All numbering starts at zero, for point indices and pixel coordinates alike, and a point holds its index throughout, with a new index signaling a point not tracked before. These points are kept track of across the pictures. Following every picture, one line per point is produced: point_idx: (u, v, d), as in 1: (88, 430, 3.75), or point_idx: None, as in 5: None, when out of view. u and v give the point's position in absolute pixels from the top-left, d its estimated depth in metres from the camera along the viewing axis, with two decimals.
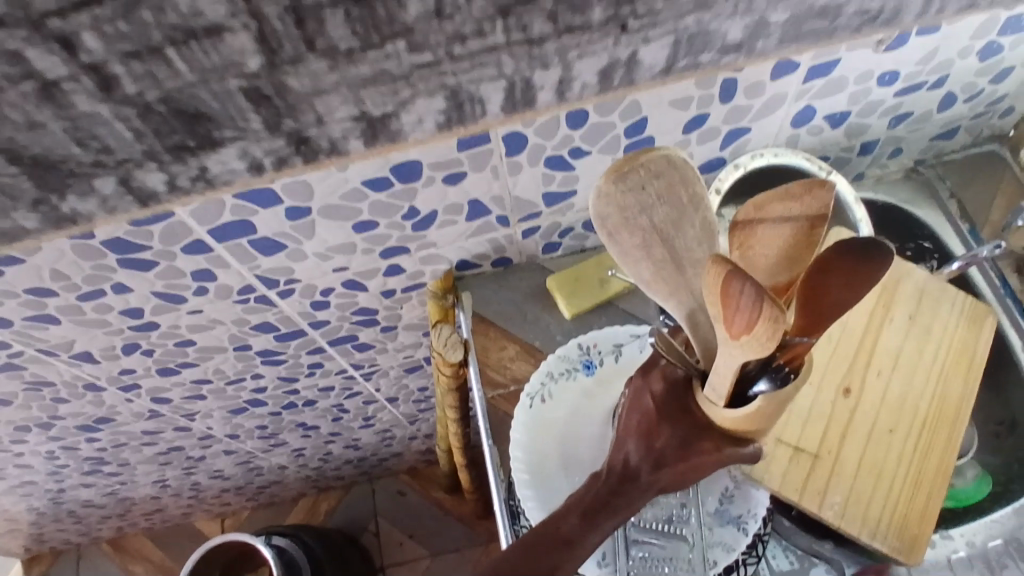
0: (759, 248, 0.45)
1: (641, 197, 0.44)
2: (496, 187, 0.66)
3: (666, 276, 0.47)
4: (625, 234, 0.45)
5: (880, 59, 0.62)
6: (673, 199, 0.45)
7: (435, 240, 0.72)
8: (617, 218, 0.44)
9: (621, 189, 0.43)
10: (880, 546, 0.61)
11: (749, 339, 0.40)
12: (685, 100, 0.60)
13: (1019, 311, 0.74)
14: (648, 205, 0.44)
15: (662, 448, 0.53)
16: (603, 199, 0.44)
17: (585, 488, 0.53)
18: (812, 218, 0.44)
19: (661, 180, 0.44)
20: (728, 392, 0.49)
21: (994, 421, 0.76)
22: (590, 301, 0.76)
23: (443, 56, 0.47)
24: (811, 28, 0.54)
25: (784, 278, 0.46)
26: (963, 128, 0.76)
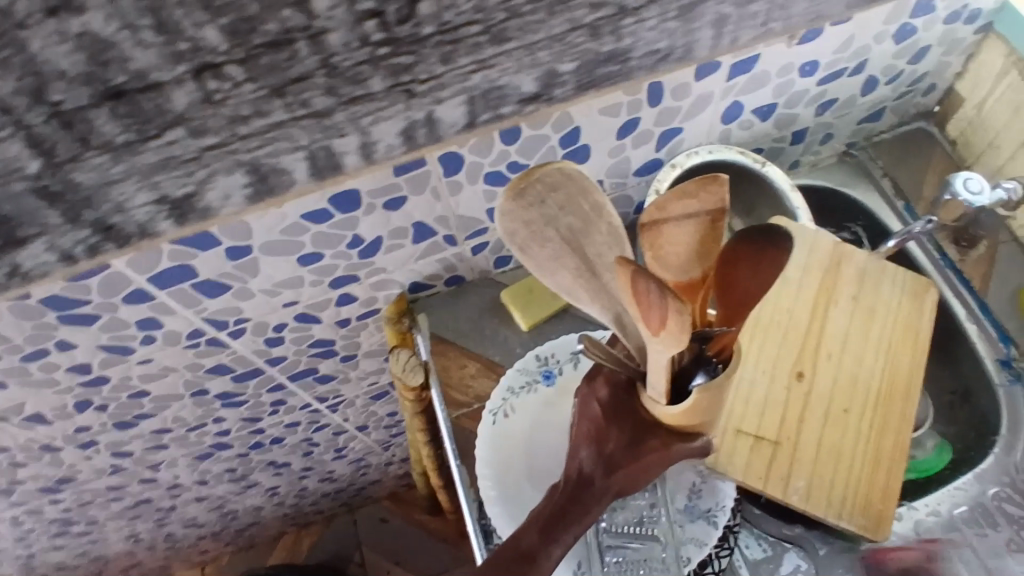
0: (669, 247, 0.47)
1: (542, 210, 0.45)
2: (438, 208, 0.66)
3: (588, 283, 0.49)
4: (536, 248, 0.46)
5: (798, 51, 0.64)
6: (575, 209, 0.46)
7: (384, 266, 0.71)
8: (524, 233, 0.46)
9: (522, 206, 0.45)
10: (846, 526, 0.62)
11: (667, 332, 0.43)
12: (614, 106, 0.62)
13: (960, 281, 0.76)
14: (552, 217, 0.46)
15: (612, 451, 0.55)
16: (507, 217, 0.45)
17: (544, 499, 0.55)
18: (711, 213, 0.46)
19: (559, 192, 0.45)
20: (665, 389, 0.50)
21: (948, 390, 0.77)
22: (545, 313, 0.76)
23: (226, 138, 0.47)
24: (604, 72, 0.55)
25: (698, 273, 0.48)
26: (888, 109, 0.79)
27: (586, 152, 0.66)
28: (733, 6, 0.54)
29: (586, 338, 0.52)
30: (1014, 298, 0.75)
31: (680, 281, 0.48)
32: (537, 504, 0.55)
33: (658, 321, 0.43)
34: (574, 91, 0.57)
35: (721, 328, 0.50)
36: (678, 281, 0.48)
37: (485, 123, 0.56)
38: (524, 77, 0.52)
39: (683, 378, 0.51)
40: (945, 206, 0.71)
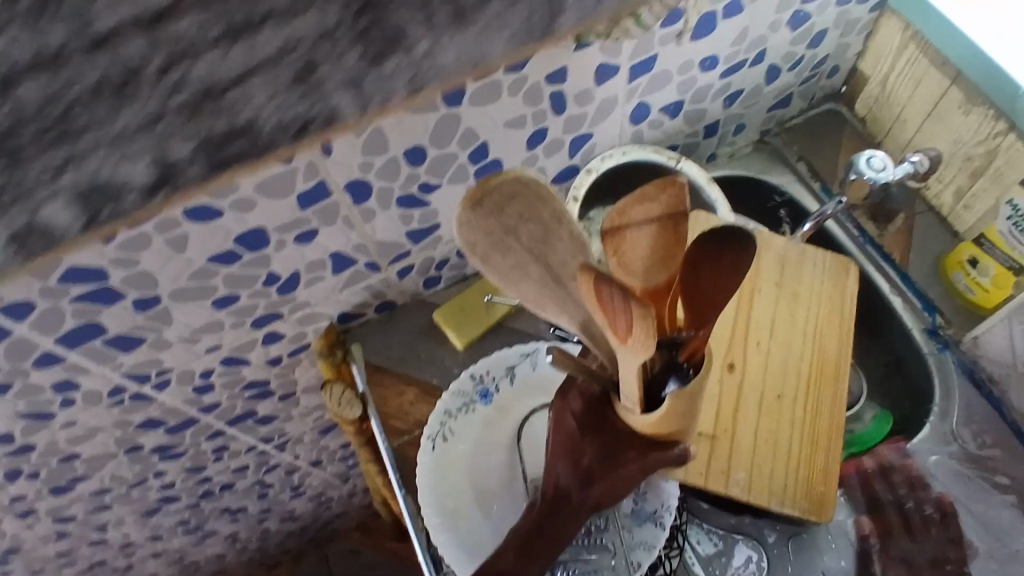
0: (632, 252, 0.45)
1: (503, 219, 0.44)
2: (352, 236, 0.64)
3: (551, 293, 0.47)
4: (499, 258, 0.45)
5: (696, 47, 0.65)
6: (535, 216, 0.45)
7: (307, 300, 0.70)
8: (485, 243, 0.44)
9: (481, 215, 0.43)
10: (790, 511, 0.62)
11: (633, 340, 0.42)
12: (519, 119, 0.61)
13: (881, 256, 0.77)
14: (511, 226, 0.44)
15: (591, 463, 0.53)
16: (466, 227, 0.43)
17: (526, 519, 0.56)
18: (673, 216, 0.45)
19: (516, 199, 0.44)
20: (640, 396, 0.48)
21: (883, 362, 0.78)
22: (479, 330, 0.75)
23: None
24: (234, 151, 0.43)
25: (663, 281, 0.46)
26: (796, 94, 0.80)
27: (498, 165, 0.66)
28: (360, 62, 0.42)
29: (555, 350, 0.50)
30: (935, 267, 0.76)
31: (646, 289, 0.46)
32: (520, 523, 0.56)
33: (625, 329, 0.42)
34: (207, 176, 0.43)
35: (688, 332, 0.47)
36: (647, 288, 0.46)
37: (112, 224, 0.43)
38: (130, 168, 0.41)
39: (652, 387, 0.49)
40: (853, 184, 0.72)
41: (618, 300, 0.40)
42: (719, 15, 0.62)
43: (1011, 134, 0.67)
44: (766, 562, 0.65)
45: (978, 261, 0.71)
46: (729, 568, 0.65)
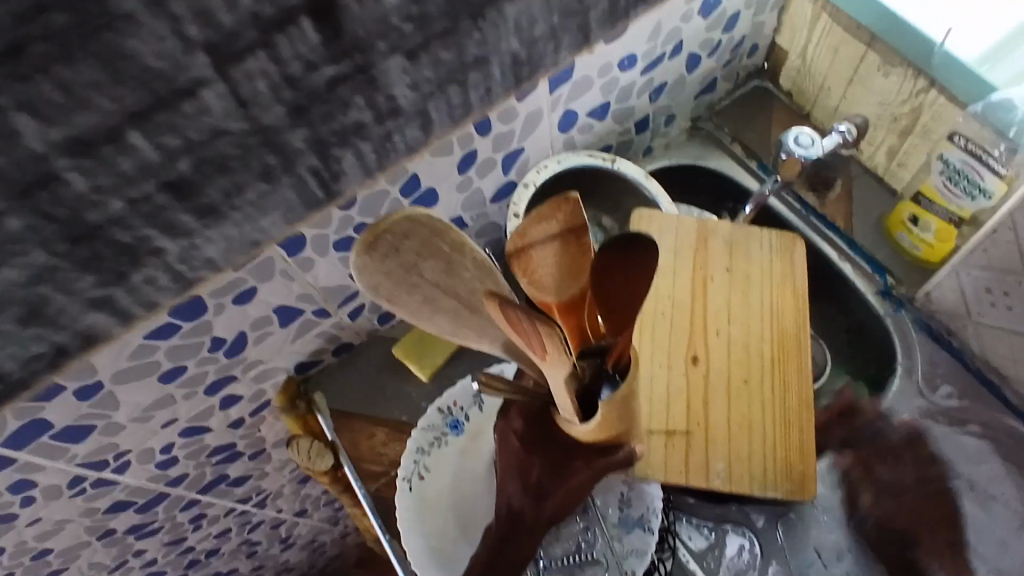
0: (541, 270, 0.45)
1: (401, 259, 0.42)
2: (293, 288, 0.63)
3: (467, 321, 0.45)
4: (406, 296, 0.43)
5: (613, 48, 0.64)
6: (435, 251, 0.43)
7: (258, 357, 0.68)
8: (389, 285, 0.42)
9: (380, 257, 0.42)
10: (773, 495, 0.62)
11: (552, 356, 0.42)
12: (445, 146, 0.60)
13: (825, 226, 0.77)
14: (412, 265, 0.43)
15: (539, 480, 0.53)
16: (368, 272, 0.42)
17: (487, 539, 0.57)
18: (574, 229, 0.44)
19: (413, 239, 0.42)
20: (574, 407, 0.46)
21: (844, 329, 0.78)
22: (440, 360, 0.74)
23: None
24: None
25: (576, 292, 0.45)
26: (720, 77, 0.81)
27: (433, 194, 0.65)
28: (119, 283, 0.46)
29: (482, 375, 0.50)
30: (878, 227, 0.76)
31: (562, 304, 0.45)
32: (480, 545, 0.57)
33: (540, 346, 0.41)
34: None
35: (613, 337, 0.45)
36: (563, 301, 0.45)
37: None
38: None
39: (589, 399, 0.46)
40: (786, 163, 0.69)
41: (529, 324, 0.40)
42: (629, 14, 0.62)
43: (932, 89, 0.67)
44: (758, 548, 0.65)
45: (919, 218, 0.71)
46: (724, 560, 0.65)
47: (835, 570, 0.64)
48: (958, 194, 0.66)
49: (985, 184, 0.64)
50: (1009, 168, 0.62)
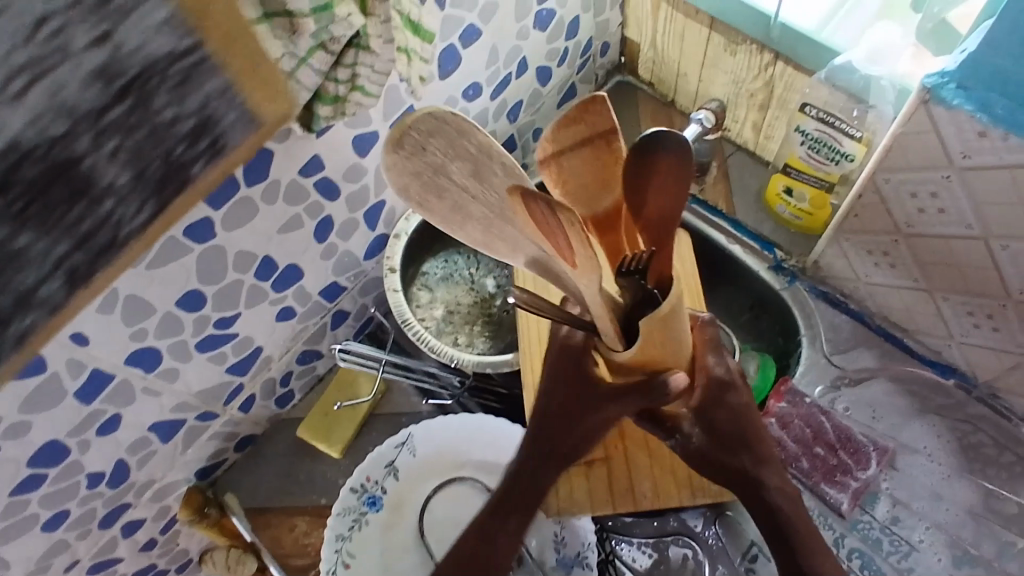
0: (572, 178, 0.42)
1: (429, 161, 0.35)
2: (164, 401, 0.58)
3: (499, 232, 0.38)
4: (435, 202, 0.36)
5: (450, 82, 0.61)
6: (461, 153, 0.36)
7: (150, 477, 0.63)
8: (418, 188, 0.36)
9: (407, 156, 0.35)
10: (703, 500, 0.60)
11: (581, 260, 0.37)
12: (293, 220, 0.56)
13: (707, 209, 0.76)
14: (439, 166, 0.36)
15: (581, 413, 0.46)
16: (392, 172, 0.35)
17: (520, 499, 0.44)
18: (604, 134, 0.42)
19: (440, 136, 0.35)
20: (615, 330, 0.43)
21: (745, 305, 0.75)
22: (350, 432, 0.70)
23: None
24: None
25: (610, 202, 0.42)
26: (578, 82, 0.79)
27: (296, 270, 0.61)
28: None
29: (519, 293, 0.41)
30: (758, 202, 0.76)
31: (596, 214, 0.43)
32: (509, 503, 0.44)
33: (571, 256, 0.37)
34: None
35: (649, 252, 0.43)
36: (597, 213, 0.43)
37: None
38: None
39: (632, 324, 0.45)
40: None
41: (559, 223, 0.35)
42: (457, 45, 0.59)
43: (778, 62, 0.67)
44: (702, 555, 0.63)
45: (793, 189, 0.71)
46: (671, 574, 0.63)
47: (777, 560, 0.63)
48: (823, 161, 0.66)
49: (844, 149, 0.64)
50: (864, 131, 0.62)
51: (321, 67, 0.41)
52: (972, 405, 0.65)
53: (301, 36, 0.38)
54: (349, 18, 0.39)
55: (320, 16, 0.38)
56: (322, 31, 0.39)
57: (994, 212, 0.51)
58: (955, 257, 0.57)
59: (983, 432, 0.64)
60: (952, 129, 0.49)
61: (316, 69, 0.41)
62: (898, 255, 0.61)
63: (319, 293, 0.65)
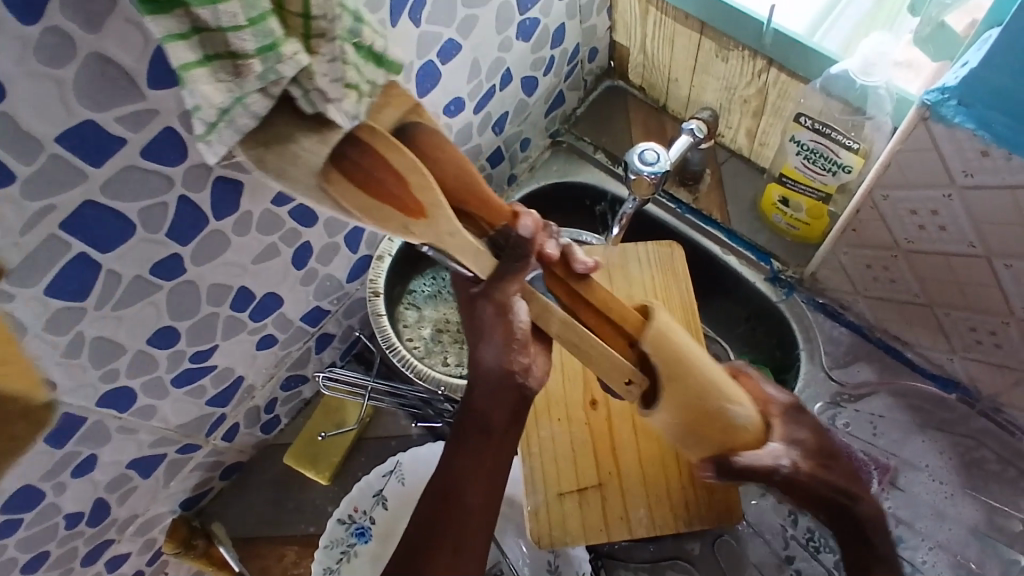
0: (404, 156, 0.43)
1: (277, 130, 0.37)
2: (141, 438, 0.56)
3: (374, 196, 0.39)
4: (294, 168, 0.38)
5: (430, 99, 0.59)
6: (308, 124, 0.38)
7: (132, 512, 0.62)
8: (272, 157, 0.38)
9: (261, 132, 0.37)
10: (699, 527, 0.59)
11: (425, 201, 0.40)
12: (268, 249, 0.54)
13: (702, 220, 0.74)
14: (287, 135, 0.38)
15: (521, 357, 0.45)
16: (244, 146, 0.37)
17: (463, 449, 0.44)
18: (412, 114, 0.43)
19: (283, 113, 0.37)
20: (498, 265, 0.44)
21: (743, 319, 0.74)
22: (337, 459, 0.69)
23: None
24: None
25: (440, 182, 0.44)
26: (565, 89, 0.76)
27: (275, 298, 0.59)
28: None
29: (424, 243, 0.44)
30: (753, 211, 0.74)
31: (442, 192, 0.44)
32: (462, 461, 0.44)
33: (416, 204, 0.40)
34: None
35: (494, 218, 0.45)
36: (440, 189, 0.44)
37: None
38: None
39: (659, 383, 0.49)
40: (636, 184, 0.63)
41: (377, 169, 0.39)
42: (435, 62, 0.56)
43: (772, 68, 0.64)
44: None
45: (788, 199, 0.68)
46: None
47: None
48: (819, 172, 0.64)
49: (841, 160, 0.62)
50: (861, 142, 0.60)
51: (260, 111, 0.35)
52: (974, 419, 0.63)
53: (248, 79, 0.34)
54: (297, 57, 0.34)
55: (266, 57, 0.33)
56: (269, 73, 0.34)
57: (996, 230, 0.49)
58: (956, 273, 0.55)
59: (987, 447, 0.62)
60: (952, 148, 0.47)
61: (253, 111, 0.35)
62: (897, 270, 0.59)
63: (301, 319, 0.63)
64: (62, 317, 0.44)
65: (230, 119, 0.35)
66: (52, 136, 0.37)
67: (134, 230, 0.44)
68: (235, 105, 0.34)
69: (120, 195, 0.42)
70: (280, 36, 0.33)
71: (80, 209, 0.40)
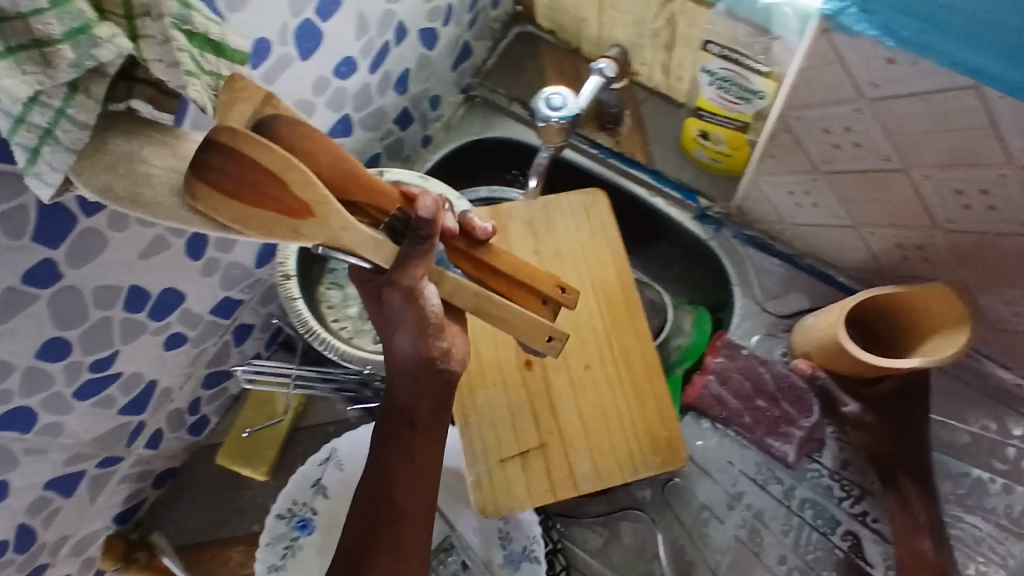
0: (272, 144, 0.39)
1: (117, 149, 0.35)
2: (53, 457, 0.53)
3: (256, 199, 0.35)
4: (150, 189, 0.35)
5: (315, 63, 0.55)
6: (149, 138, 0.37)
7: (59, 535, 0.58)
8: (121, 180, 0.35)
9: (96, 153, 0.35)
10: (646, 474, 0.58)
11: (309, 197, 0.36)
12: (157, 241, 0.50)
13: (625, 163, 0.72)
14: (130, 153, 0.35)
15: (440, 343, 0.43)
16: (86, 177, 0.34)
17: (391, 454, 0.44)
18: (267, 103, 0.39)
19: (118, 130, 0.36)
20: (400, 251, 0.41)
21: (675, 260, 0.73)
22: (272, 451, 0.66)
23: None
24: None
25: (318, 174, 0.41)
26: (470, 40, 0.72)
27: (176, 293, 0.55)
28: None
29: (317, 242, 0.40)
30: (675, 148, 0.72)
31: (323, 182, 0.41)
32: (391, 461, 0.44)
33: (299, 203, 0.36)
34: None
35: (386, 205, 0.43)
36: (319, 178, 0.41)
37: None
38: None
39: None
40: (545, 130, 0.60)
41: (249, 174, 0.35)
42: (312, 21, 0.52)
43: None
44: (655, 525, 0.61)
45: (708, 132, 0.66)
46: (625, 550, 0.61)
47: (730, 521, 0.60)
48: (736, 101, 0.62)
49: (754, 86, 0.60)
50: (772, 65, 0.58)
51: (89, 120, 0.33)
52: None
53: (60, 67, 0.31)
54: (115, 40, 0.31)
55: (77, 41, 0.31)
56: (84, 60, 0.31)
57: (911, 142, 0.48)
58: (876, 190, 0.54)
59: None
60: (858, 58, 0.45)
61: (82, 122, 0.33)
62: (819, 193, 0.58)
63: (211, 312, 0.60)
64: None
65: (55, 138, 0.32)
66: None
67: None
68: (58, 121, 0.32)
69: None
70: (92, 18, 0.31)
71: None
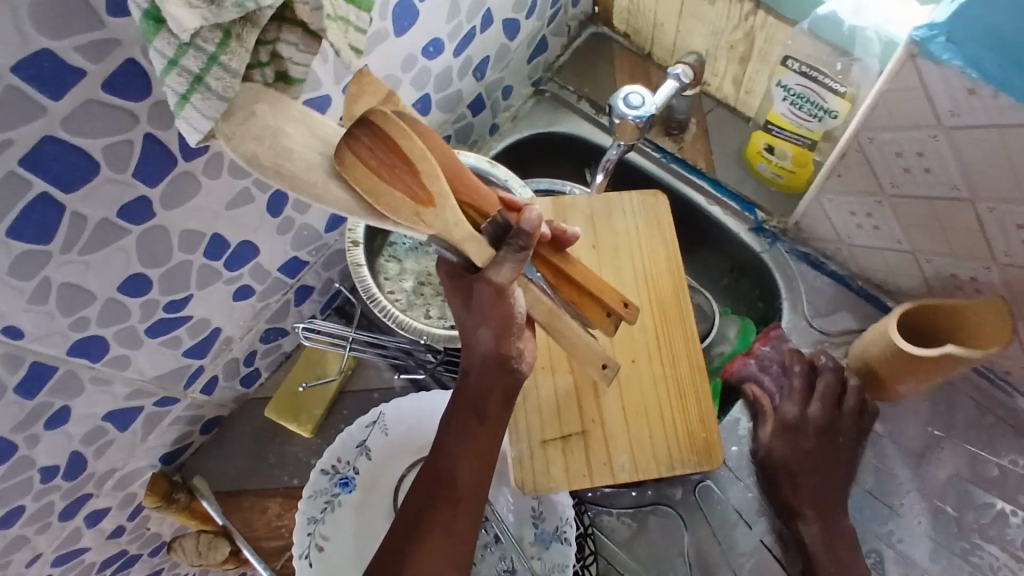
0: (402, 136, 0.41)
1: (262, 122, 0.37)
2: (116, 390, 0.55)
3: (393, 182, 0.38)
4: (291, 163, 0.37)
5: (408, 39, 0.57)
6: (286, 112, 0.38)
7: (110, 467, 0.61)
8: (267, 152, 0.37)
9: (240, 123, 0.36)
10: (682, 471, 0.59)
11: (434, 188, 0.40)
12: (243, 194, 0.52)
13: (686, 169, 0.73)
14: (276, 127, 0.37)
15: (515, 344, 0.48)
16: (236, 142, 0.36)
17: (456, 434, 0.48)
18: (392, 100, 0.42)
19: (264, 101, 0.37)
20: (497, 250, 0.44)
21: (726, 268, 0.74)
22: (319, 411, 0.68)
23: None
24: None
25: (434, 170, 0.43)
26: (548, 35, 0.74)
27: (251, 247, 0.57)
28: None
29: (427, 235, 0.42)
30: (738, 161, 0.73)
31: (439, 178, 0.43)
32: (453, 442, 0.48)
33: (427, 194, 0.39)
34: None
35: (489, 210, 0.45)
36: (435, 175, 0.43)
37: None
38: None
39: None
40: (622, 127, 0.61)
41: (387, 156, 0.38)
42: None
43: (759, 12, 0.63)
44: (683, 523, 0.63)
45: (774, 146, 0.68)
46: (651, 544, 0.62)
47: (757, 527, 0.62)
48: (806, 117, 0.63)
49: (828, 105, 0.61)
50: (848, 86, 0.59)
51: (238, 70, 0.34)
52: None
53: (224, 6, 0.31)
54: None
55: None
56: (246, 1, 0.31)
57: (980, 173, 0.49)
58: (939, 217, 0.55)
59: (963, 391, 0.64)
60: (940, 87, 0.46)
61: (232, 70, 0.34)
62: (882, 216, 0.59)
63: (279, 270, 0.62)
64: (25, 260, 0.42)
65: (204, 86, 0.34)
66: (6, 66, 0.35)
67: (98, 170, 0.42)
68: (208, 70, 0.33)
69: (81, 130, 0.40)
70: None
71: (40, 144, 0.38)
